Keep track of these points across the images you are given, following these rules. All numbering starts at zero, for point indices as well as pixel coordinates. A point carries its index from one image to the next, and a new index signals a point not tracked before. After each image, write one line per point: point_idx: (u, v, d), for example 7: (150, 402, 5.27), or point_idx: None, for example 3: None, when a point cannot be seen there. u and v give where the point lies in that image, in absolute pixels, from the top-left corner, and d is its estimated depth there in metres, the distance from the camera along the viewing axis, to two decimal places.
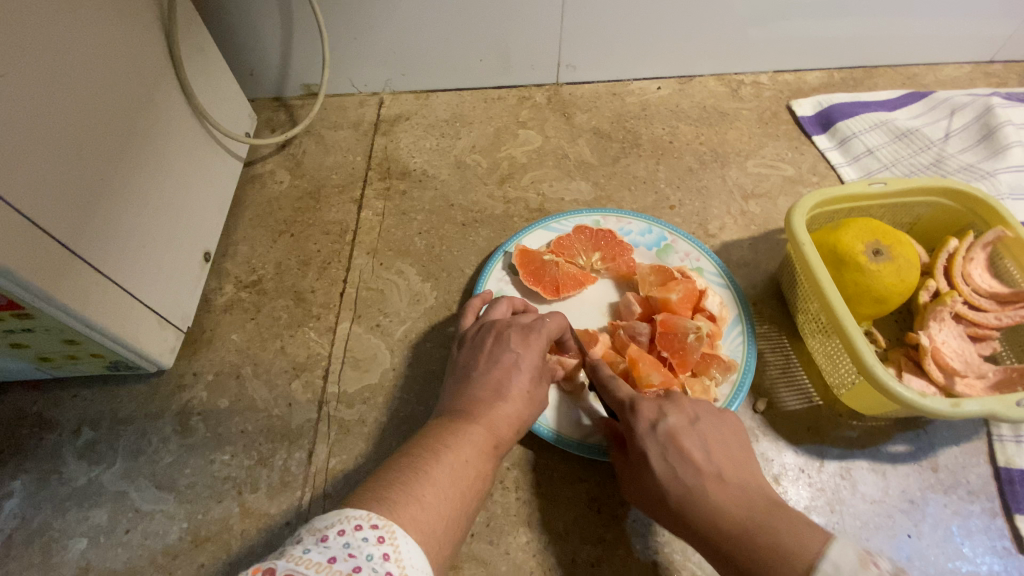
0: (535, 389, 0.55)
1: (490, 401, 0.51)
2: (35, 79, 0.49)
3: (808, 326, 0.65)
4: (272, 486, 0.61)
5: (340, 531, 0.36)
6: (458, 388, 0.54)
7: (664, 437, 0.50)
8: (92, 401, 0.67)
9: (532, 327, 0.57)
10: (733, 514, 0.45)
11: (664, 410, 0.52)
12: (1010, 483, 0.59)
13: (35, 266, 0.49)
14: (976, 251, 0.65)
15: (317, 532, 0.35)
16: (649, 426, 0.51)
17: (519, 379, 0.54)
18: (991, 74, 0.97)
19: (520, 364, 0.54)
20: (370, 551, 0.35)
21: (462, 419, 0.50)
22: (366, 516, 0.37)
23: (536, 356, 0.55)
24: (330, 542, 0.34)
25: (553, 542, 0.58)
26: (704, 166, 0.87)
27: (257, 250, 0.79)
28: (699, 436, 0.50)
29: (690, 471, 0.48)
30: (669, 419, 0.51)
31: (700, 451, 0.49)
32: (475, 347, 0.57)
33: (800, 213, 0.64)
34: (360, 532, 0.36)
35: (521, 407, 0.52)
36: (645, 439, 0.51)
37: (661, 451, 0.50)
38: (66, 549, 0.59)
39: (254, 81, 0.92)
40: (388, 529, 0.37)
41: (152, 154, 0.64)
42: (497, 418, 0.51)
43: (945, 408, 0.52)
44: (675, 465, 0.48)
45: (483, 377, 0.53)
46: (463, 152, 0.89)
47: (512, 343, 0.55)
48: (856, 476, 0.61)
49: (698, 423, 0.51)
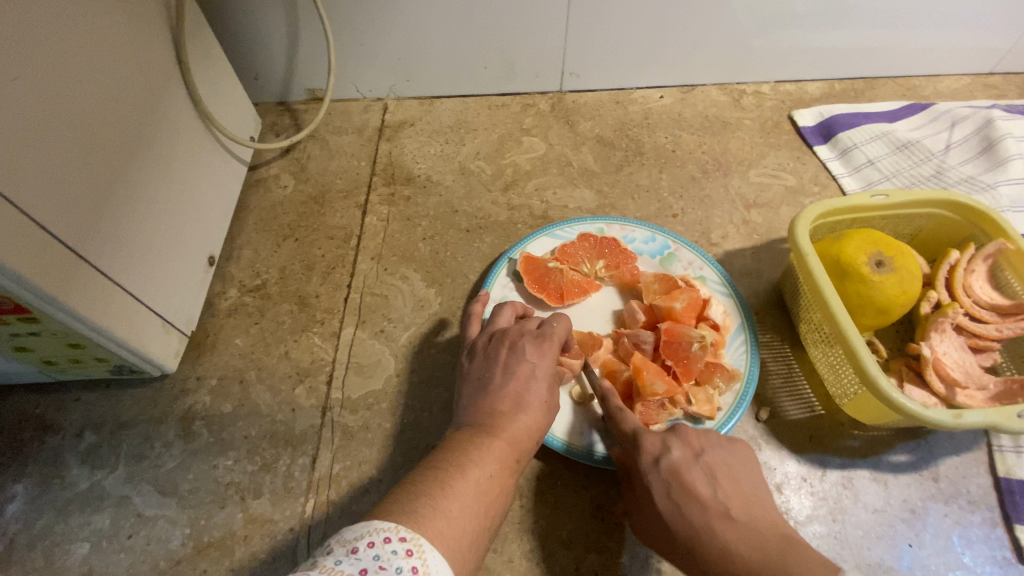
0: (552, 398, 0.55)
1: (509, 414, 0.52)
2: (45, 84, 0.49)
3: (810, 335, 0.66)
4: (276, 492, 0.61)
5: (370, 543, 0.36)
6: (474, 400, 0.53)
7: (668, 473, 0.50)
8: (95, 404, 0.67)
9: (546, 335, 0.57)
10: (744, 555, 0.45)
11: (667, 443, 0.52)
12: (1010, 493, 0.60)
13: (43, 271, 0.49)
14: (977, 263, 0.65)
15: (348, 543, 0.36)
16: (652, 461, 0.51)
17: (536, 390, 0.54)
18: (990, 86, 0.98)
19: (536, 374, 0.54)
20: (399, 564, 0.35)
21: (483, 432, 0.50)
22: (394, 529, 0.37)
23: (549, 364, 0.56)
24: (360, 555, 0.35)
25: (557, 550, 0.58)
26: (707, 175, 0.87)
27: (261, 254, 0.79)
28: (705, 472, 0.50)
29: (697, 510, 0.48)
30: (671, 452, 0.51)
31: (706, 487, 0.49)
32: (487, 358, 0.56)
33: (803, 223, 0.64)
34: (389, 545, 0.36)
35: (540, 417, 0.53)
36: (649, 475, 0.51)
37: (665, 488, 0.50)
38: (69, 554, 0.58)
39: (258, 86, 0.92)
40: (416, 543, 0.37)
41: (159, 160, 0.64)
42: (517, 431, 0.51)
43: (947, 419, 0.53)
44: (681, 503, 0.49)
45: (502, 390, 0.53)
46: (467, 158, 0.90)
47: (527, 353, 0.55)
48: (858, 485, 0.61)
49: (703, 457, 0.51)
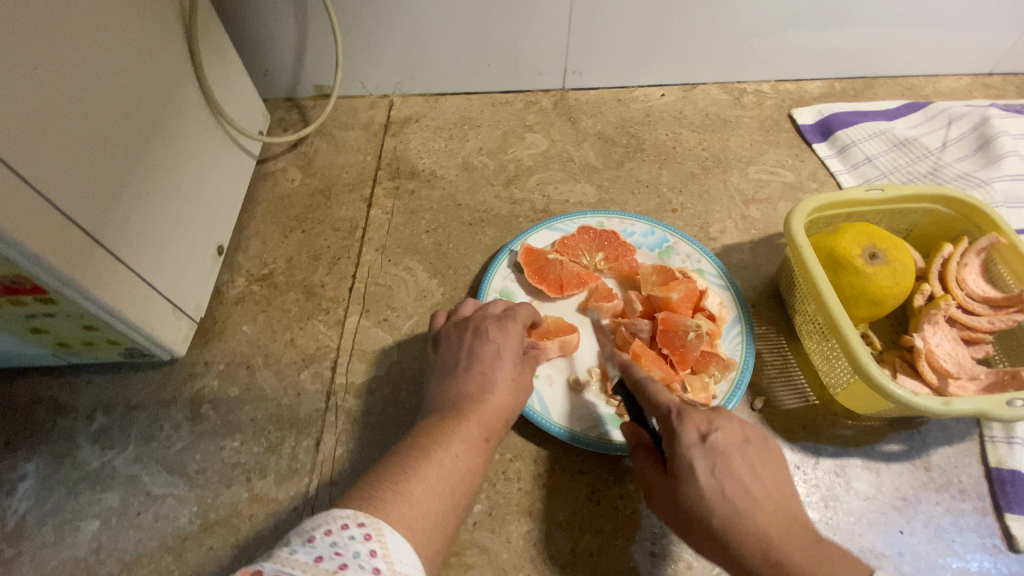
0: (519, 376, 0.57)
1: (477, 395, 0.54)
2: (66, 74, 0.52)
3: (805, 327, 0.67)
4: (281, 473, 0.63)
5: (326, 531, 0.37)
6: (444, 386, 0.56)
7: (714, 452, 0.47)
8: (106, 387, 0.69)
9: (507, 315, 0.60)
10: (786, 542, 0.44)
11: (714, 422, 0.48)
12: (1001, 482, 0.61)
13: (64, 255, 0.51)
14: (970, 257, 0.67)
15: (305, 534, 0.36)
16: (697, 438, 0.48)
17: (502, 368, 0.56)
18: (990, 86, 0.99)
19: (502, 353, 0.57)
20: (358, 548, 0.36)
21: (452, 416, 0.52)
22: (352, 515, 0.39)
23: (515, 343, 0.58)
24: (317, 542, 0.36)
25: (554, 531, 0.59)
26: (706, 171, 0.89)
27: (269, 245, 0.81)
28: (749, 456, 0.48)
29: (739, 493, 0.46)
30: (718, 433, 0.48)
31: (750, 471, 0.47)
32: (454, 346, 0.59)
33: (800, 216, 0.66)
34: (346, 531, 0.37)
35: (509, 396, 0.55)
36: (691, 452, 0.47)
37: (710, 467, 0.47)
38: (79, 530, 0.60)
39: (268, 82, 0.94)
40: (375, 526, 0.38)
41: (171, 149, 0.66)
42: (486, 411, 0.53)
43: (936, 405, 0.53)
44: (723, 483, 0.46)
45: (468, 374, 0.55)
46: (471, 153, 0.91)
47: (490, 335, 0.58)
48: (850, 472, 0.62)
49: (748, 444, 0.48)
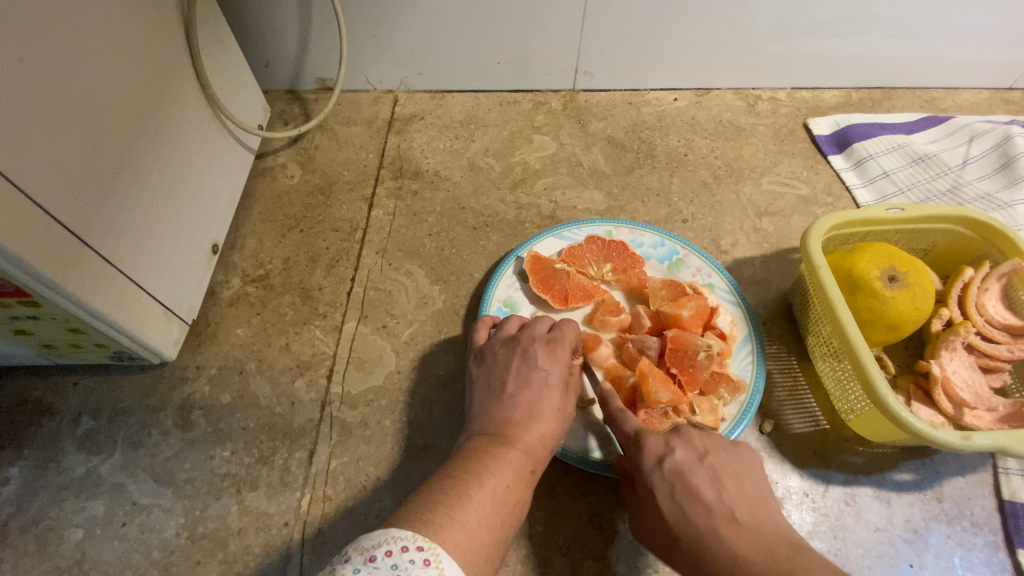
0: (565, 405, 0.56)
1: (525, 423, 0.52)
2: (53, 64, 0.49)
3: (818, 349, 0.65)
4: (272, 486, 0.61)
5: (387, 552, 0.36)
6: (488, 407, 0.54)
7: (671, 474, 0.51)
8: (94, 389, 0.67)
9: (555, 339, 0.59)
10: (751, 556, 0.45)
11: (671, 443, 0.53)
12: (1014, 516, 0.59)
13: (47, 256, 0.48)
14: (991, 282, 0.64)
15: (365, 552, 0.36)
16: (655, 462, 0.52)
17: (549, 397, 0.55)
18: (1009, 101, 0.96)
19: (549, 381, 0.56)
20: (417, 573, 0.36)
21: (500, 441, 0.51)
22: (412, 537, 0.38)
23: (561, 369, 0.57)
24: (378, 564, 0.35)
25: (553, 555, 0.57)
26: (718, 180, 0.86)
27: (265, 245, 0.78)
28: (708, 472, 0.51)
29: (700, 512, 0.49)
30: (675, 452, 0.52)
31: (709, 488, 0.50)
32: (499, 364, 0.57)
33: (816, 235, 0.63)
34: (406, 554, 0.36)
35: (555, 425, 0.53)
36: (652, 475, 0.52)
37: (669, 490, 0.51)
38: (62, 539, 0.58)
39: (268, 73, 0.91)
40: (434, 552, 0.37)
41: (167, 144, 0.64)
42: (532, 439, 0.52)
43: (956, 440, 0.51)
44: (684, 503, 0.50)
45: (515, 399, 0.54)
46: (476, 155, 0.89)
47: (539, 361, 0.56)
48: (861, 502, 0.60)
49: (706, 458, 0.52)
